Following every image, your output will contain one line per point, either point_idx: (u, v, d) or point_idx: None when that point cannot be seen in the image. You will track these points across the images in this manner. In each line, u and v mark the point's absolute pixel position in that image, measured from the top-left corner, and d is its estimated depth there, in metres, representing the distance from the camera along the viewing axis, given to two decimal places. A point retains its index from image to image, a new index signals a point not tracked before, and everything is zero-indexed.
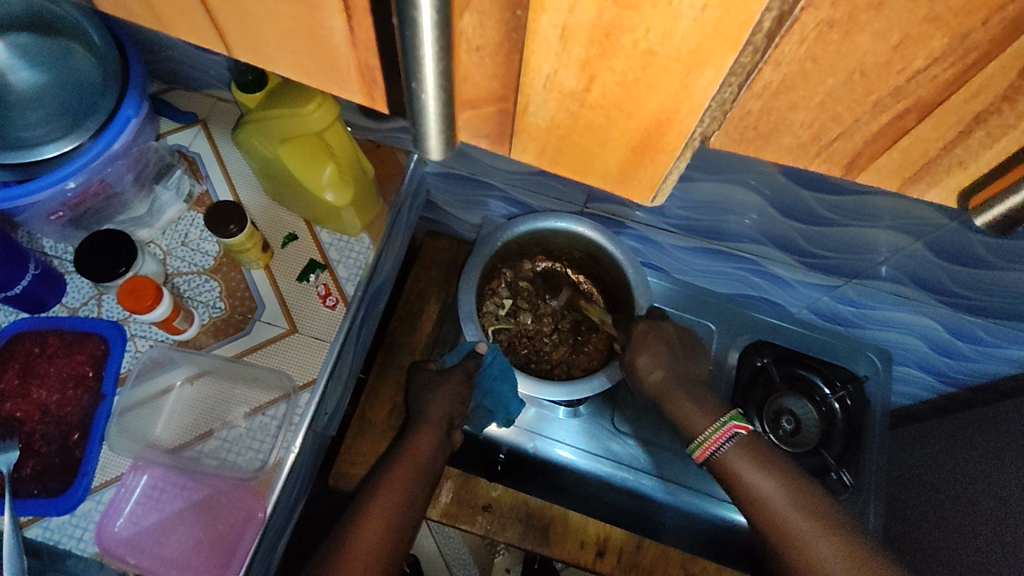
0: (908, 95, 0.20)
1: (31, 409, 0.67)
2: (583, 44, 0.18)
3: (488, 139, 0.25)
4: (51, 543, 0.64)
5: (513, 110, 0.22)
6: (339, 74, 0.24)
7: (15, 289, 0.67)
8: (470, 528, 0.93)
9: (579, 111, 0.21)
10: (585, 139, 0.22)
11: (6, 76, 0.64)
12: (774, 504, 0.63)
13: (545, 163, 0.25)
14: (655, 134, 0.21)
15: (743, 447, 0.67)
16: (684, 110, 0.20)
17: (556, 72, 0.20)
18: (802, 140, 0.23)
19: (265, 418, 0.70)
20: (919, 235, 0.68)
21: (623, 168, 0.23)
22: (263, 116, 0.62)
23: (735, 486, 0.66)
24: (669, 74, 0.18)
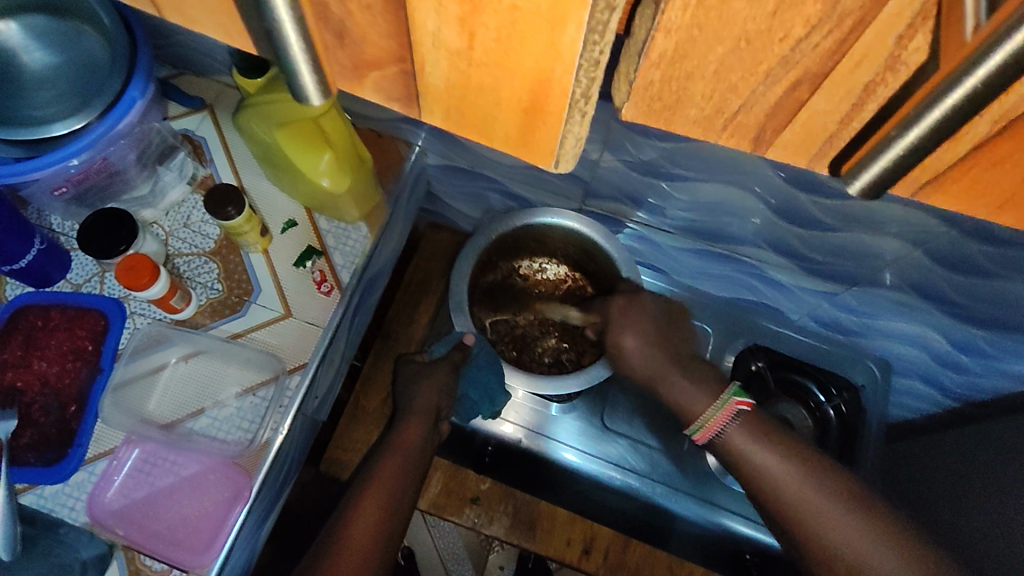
0: (796, 64, 0.20)
1: (31, 380, 0.69)
2: (456, 0, 0.19)
3: (400, 103, 0.25)
4: (45, 511, 0.66)
5: (412, 70, 0.23)
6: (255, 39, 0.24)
7: (22, 261, 0.69)
8: (458, 520, 0.92)
9: (468, 71, 0.22)
10: (481, 101, 0.23)
11: (21, 56, 0.66)
12: (782, 480, 0.55)
13: (453, 127, 0.25)
14: (539, 93, 0.22)
15: (748, 425, 0.59)
16: (558, 67, 0.20)
17: (439, 30, 0.20)
18: (706, 113, 0.23)
19: (257, 398, 0.71)
20: (918, 242, 0.67)
21: (519, 131, 0.24)
22: (265, 100, 0.64)
23: (739, 465, 0.58)
24: (535, 31, 0.19)
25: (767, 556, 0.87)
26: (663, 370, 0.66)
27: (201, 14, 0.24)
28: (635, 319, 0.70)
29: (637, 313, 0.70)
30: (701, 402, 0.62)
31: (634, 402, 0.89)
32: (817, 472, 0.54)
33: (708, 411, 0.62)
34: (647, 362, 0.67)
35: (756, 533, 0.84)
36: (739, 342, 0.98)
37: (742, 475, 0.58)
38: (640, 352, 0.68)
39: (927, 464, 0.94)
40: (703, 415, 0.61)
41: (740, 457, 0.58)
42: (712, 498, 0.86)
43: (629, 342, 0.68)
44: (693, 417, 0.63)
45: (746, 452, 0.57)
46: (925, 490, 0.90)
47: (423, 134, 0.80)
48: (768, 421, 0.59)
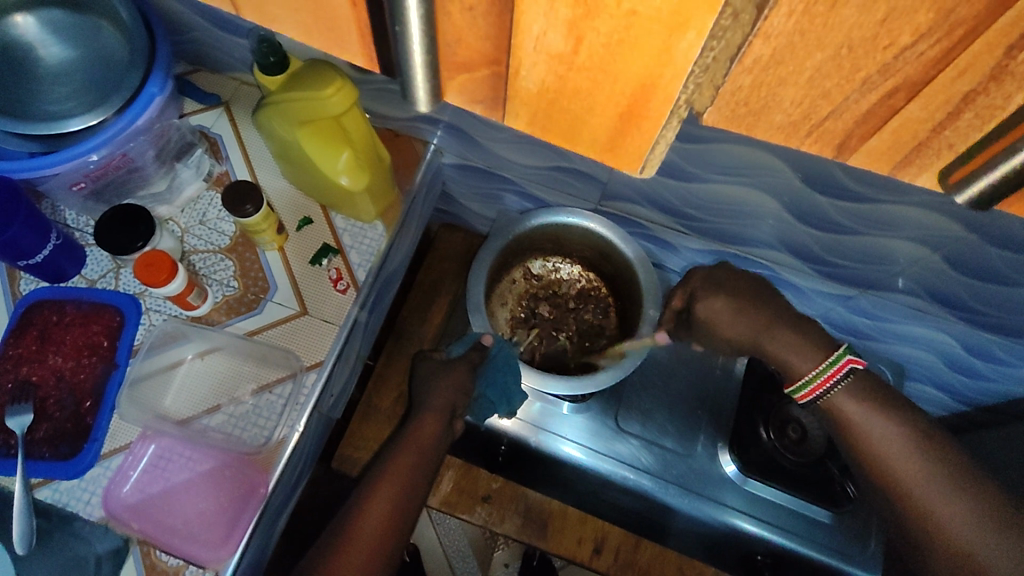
0: (897, 72, 0.24)
1: (47, 374, 0.69)
2: (569, 5, 0.22)
3: (483, 105, 0.30)
4: (60, 505, 0.66)
5: (506, 73, 0.27)
6: (341, 36, 0.29)
7: (37, 257, 0.68)
8: (469, 518, 0.94)
9: (566, 76, 0.25)
10: (573, 105, 0.27)
11: (37, 49, 0.66)
12: (894, 453, 0.56)
13: (537, 130, 0.29)
14: (639, 98, 0.25)
15: (859, 390, 0.59)
16: (667, 73, 0.23)
17: (544, 34, 0.24)
18: (793, 117, 0.27)
19: (273, 396, 0.71)
20: (938, 247, 0.67)
21: (608, 135, 0.28)
22: (288, 97, 0.64)
23: (845, 430, 0.59)
24: (649, 36, 0.22)
25: (780, 557, 0.87)
26: (759, 333, 0.63)
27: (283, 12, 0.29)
28: (722, 286, 0.65)
29: (730, 282, 0.65)
30: (810, 359, 0.61)
31: (646, 403, 0.89)
32: (923, 442, 0.56)
33: (812, 370, 0.61)
34: (739, 326, 0.64)
35: (764, 532, 0.85)
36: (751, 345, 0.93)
37: (847, 437, 0.59)
38: (730, 316, 0.64)
39: None
40: (808, 374, 0.61)
41: (846, 422, 0.59)
42: (721, 497, 0.86)
43: (718, 306, 0.64)
44: (798, 372, 0.62)
45: (854, 417, 0.58)
46: None
47: (440, 133, 0.80)
48: (879, 384, 0.59)
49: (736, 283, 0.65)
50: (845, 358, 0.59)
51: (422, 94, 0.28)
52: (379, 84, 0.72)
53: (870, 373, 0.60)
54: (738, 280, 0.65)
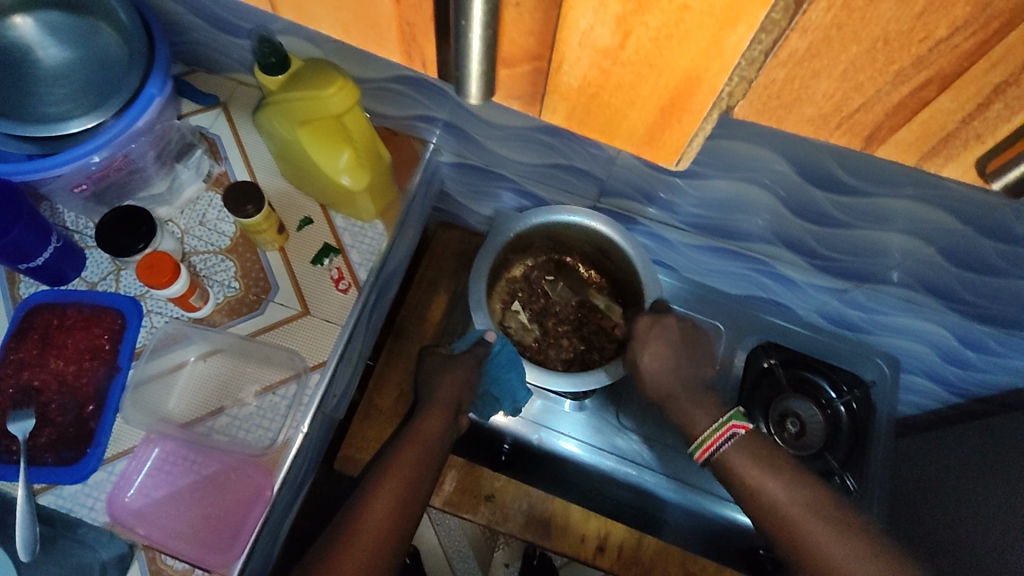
0: (930, 63, 0.27)
1: (49, 379, 0.69)
2: (622, 0, 0.22)
3: (520, 100, 0.29)
4: (64, 511, 0.65)
5: (547, 69, 0.26)
6: (380, 32, 0.29)
7: (38, 259, 0.68)
8: (473, 517, 0.93)
9: (610, 69, 0.25)
10: (614, 97, 0.26)
11: (36, 51, 0.66)
12: (785, 504, 0.58)
13: (573, 125, 0.29)
14: (684, 92, 0.25)
15: (744, 445, 0.63)
16: (713, 66, 0.23)
17: (593, 29, 0.23)
18: (823, 110, 0.29)
19: (277, 397, 0.71)
20: (931, 239, 0.68)
21: (648, 125, 0.27)
22: (291, 97, 0.64)
23: (736, 485, 0.62)
24: (700, 29, 0.22)
25: None
26: (674, 392, 0.70)
27: (320, 9, 0.28)
28: (656, 337, 0.72)
29: (660, 335, 0.72)
30: (703, 421, 0.66)
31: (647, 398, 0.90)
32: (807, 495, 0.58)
33: (705, 430, 0.66)
34: (665, 380, 0.70)
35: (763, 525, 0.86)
36: (751, 339, 0.97)
37: (744, 496, 0.61)
38: (657, 372, 0.71)
39: (935, 462, 0.95)
40: (702, 434, 0.65)
41: (739, 477, 0.62)
42: (718, 489, 0.86)
43: (648, 357, 0.71)
44: (694, 433, 0.67)
45: (742, 471, 0.61)
46: (936, 484, 0.91)
47: (438, 132, 0.80)
48: (766, 439, 0.63)
49: (669, 335, 0.72)
50: (732, 421, 0.64)
51: (476, 86, 0.27)
52: (378, 82, 0.72)
53: (755, 434, 0.64)
54: (665, 333, 0.72)
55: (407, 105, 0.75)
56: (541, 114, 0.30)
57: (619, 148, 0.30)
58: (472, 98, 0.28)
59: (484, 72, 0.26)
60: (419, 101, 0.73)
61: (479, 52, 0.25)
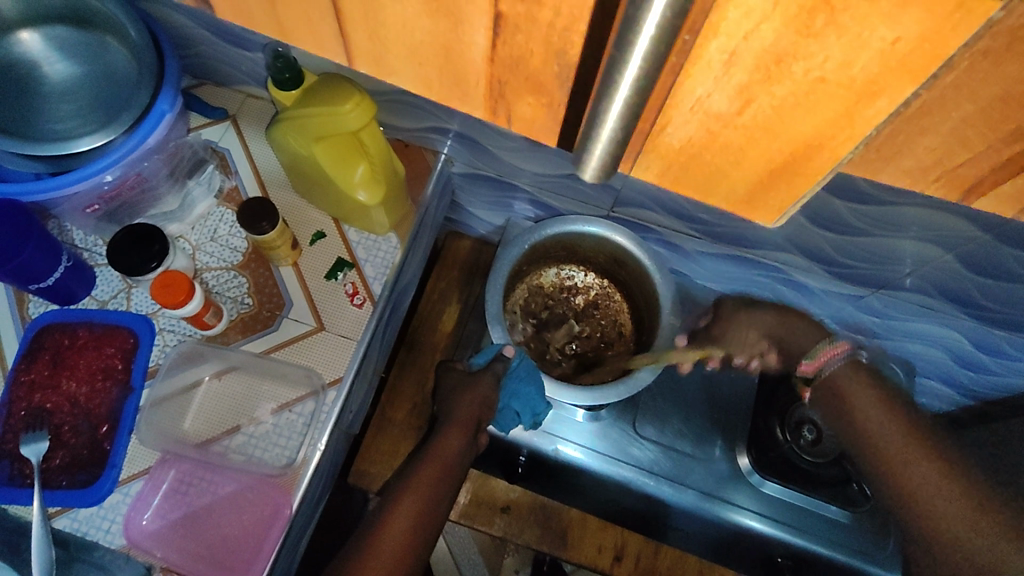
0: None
1: (61, 401, 0.68)
2: (750, 70, 0.27)
3: (625, 162, 0.36)
4: (79, 534, 0.64)
5: (648, 132, 0.33)
6: (464, 87, 0.35)
7: (48, 280, 0.67)
8: (488, 529, 0.93)
9: (718, 130, 0.31)
10: (717, 157, 0.33)
11: (42, 66, 0.65)
12: (877, 432, 0.55)
13: (664, 180, 0.37)
14: (800, 157, 0.31)
15: (858, 365, 0.58)
16: (841, 135, 0.29)
17: (710, 95, 0.29)
18: (928, 162, 0.41)
19: (293, 415, 0.70)
20: (949, 247, 0.68)
21: (751, 186, 0.35)
22: (305, 113, 0.63)
23: (835, 398, 0.59)
24: (829, 96, 0.27)
25: (801, 558, 0.87)
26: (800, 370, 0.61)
27: (409, 66, 0.35)
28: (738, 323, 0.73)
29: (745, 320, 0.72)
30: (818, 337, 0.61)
31: (662, 406, 0.90)
32: (914, 429, 0.54)
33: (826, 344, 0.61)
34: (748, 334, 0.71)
35: (780, 533, 0.85)
36: None
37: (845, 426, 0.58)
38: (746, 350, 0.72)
39: None
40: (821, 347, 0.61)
41: (838, 388, 0.59)
42: (733, 498, 0.86)
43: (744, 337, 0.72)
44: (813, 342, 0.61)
45: (846, 390, 0.58)
46: None
47: (450, 143, 0.79)
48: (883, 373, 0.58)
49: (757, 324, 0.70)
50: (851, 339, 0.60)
51: (593, 162, 0.31)
52: (391, 95, 0.71)
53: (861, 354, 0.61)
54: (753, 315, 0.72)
55: (421, 117, 0.75)
56: (633, 172, 0.37)
57: (715, 205, 0.38)
58: (588, 175, 0.32)
59: (608, 152, 0.30)
60: (434, 113, 0.72)
61: (617, 122, 0.28)
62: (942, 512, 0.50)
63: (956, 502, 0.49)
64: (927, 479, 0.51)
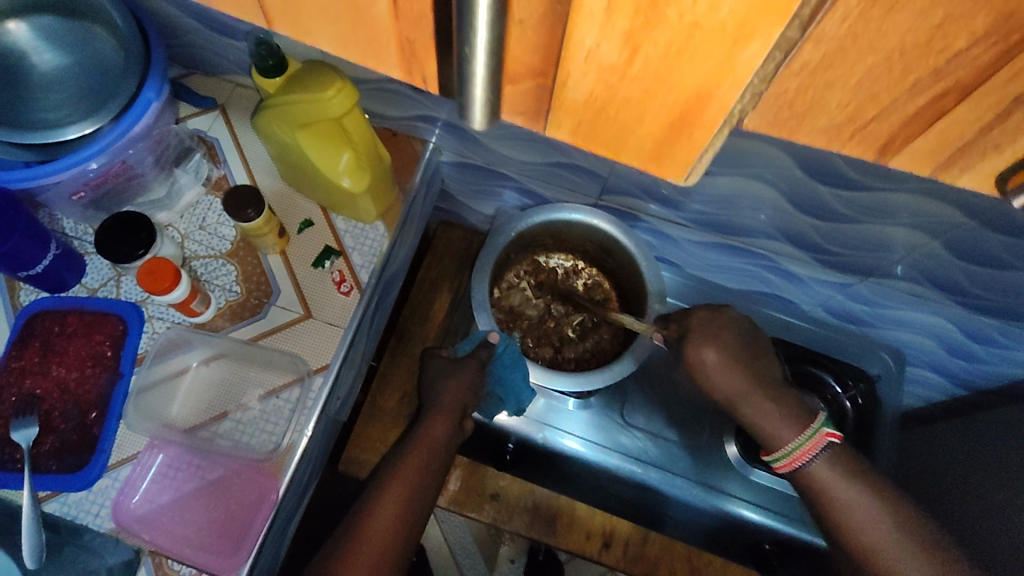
0: (947, 75, 0.25)
1: (51, 387, 0.68)
2: (628, 16, 0.21)
3: (524, 116, 0.29)
4: (69, 518, 0.65)
5: (551, 85, 0.26)
6: (378, 49, 0.28)
7: (37, 267, 0.68)
8: (478, 516, 0.95)
9: (617, 84, 0.24)
10: (620, 113, 0.26)
11: (31, 57, 0.65)
12: (856, 514, 0.57)
13: (578, 138, 0.29)
14: (694, 106, 0.24)
15: (835, 462, 0.59)
16: (724, 84, 0.23)
17: (598, 46, 0.23)
18: None
19: (280, 401, 0.71)
20: (936, 233, 0.68)
21: (656, 142, 0.27)
22: (289, 100, 0.63)
23: (823, 504, 0.59)
24: (713, 46, 0.21)
25: (788, 546, 0.87)
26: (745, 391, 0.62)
27: (318, 24, 0.27)
28: (716, 333, 0.64)
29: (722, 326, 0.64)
30: (789, 431, 0.61)
31: (651, 395, 0.90)
32: (876, 495, 0.58)
33: (792, 440, 0.61)
34: (733, 381, 0.62)
35: (768, 521, 0.85)
36: None
37: (822, 512, 0.59)
38: (720, 365, 0.62)
39: (941, 456, 0.94)
40: (791, 444, 0.60)
41: (821, 489, 0.59)
42: (723, 486, 0.86)
43: (710, 356, 0.62)
44: (777, 444, 0.62)
45: (831, 489, 0.59)
46: (938, 476, 0.91)
47: (438, 131, 0.80)
48: (861, 466, 0.59)
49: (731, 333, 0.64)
50: (824, 431, 0.59)
51: (479, 112, 0.28)
52: (376, 83, 0.71)
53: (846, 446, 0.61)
54: (728, 333, 0.64)
55: (407, 105, 0.75)
56: (545, 130, 0.29)
57: (625, 161, 0.30)
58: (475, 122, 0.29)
59: (489, 96, 0.26)
60: (420, 101, 0.73)
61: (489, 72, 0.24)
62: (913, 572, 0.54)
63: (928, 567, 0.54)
64: (884, 536, 0.56)
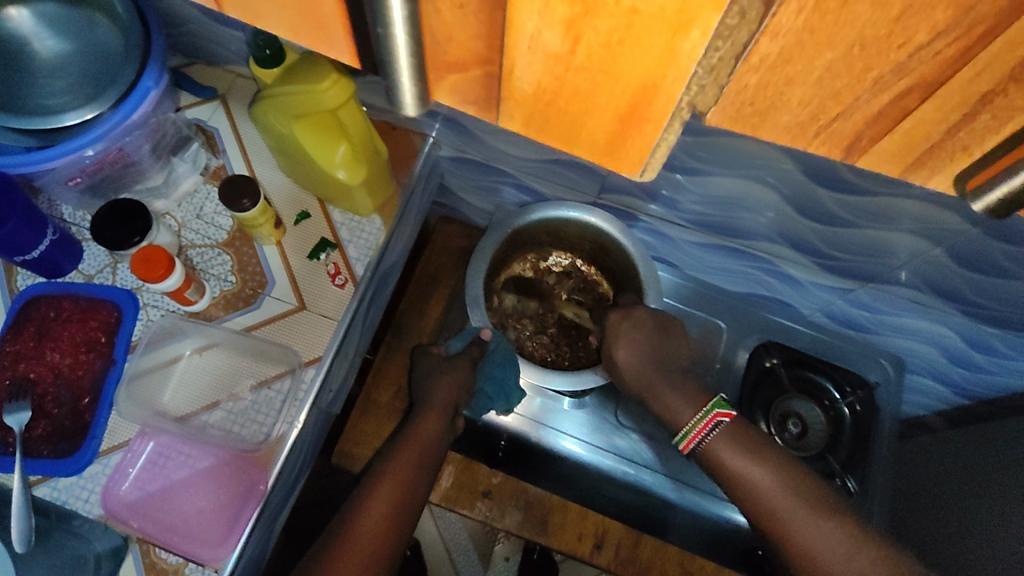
0: (913, 72, 0.21)
1: (45, 371, 0.69)
2: (567, 3, 0.20)
3: (476, 105, 0.27)
4: (60, 503, 0.66)
5: (498, 72, 0.24)
6: (326, 31, 0.25)
7: (34, 251, 0.68)
8: (470, 513, 0.93)
9: (564, 76, 0.23)
10: (570, 105, 0.24)
11: (33, 43, 0.65)
12: (761, 486, 0.61)
13: (532, 131, 0.27)
14: (641, 98, 0.23)
15: (729, 436, 0.64)
16: (670, 74, 0.21)
17: (540, 32, 0.21)
18: None
19: (272, 391, 0.71)
20: (937, 239, 0.66)
21: (609, 136, 0.26)
22: (284, 91, 0.63)
23: (723, 475, 0.63)
24: (653, 36, 0.20)
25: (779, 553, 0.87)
26: (652, 380, 0.71)
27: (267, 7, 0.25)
28: (629, 329, 0.73)
29: (629, 325, 0.73)
30: (688, 411, 0.68)
31: None
32: (780, 469, 0.61)
33: (689, 422, 0.67)
34: (634, 369, 0.72)
35: None
36: (754, 338, 0.97)
37: (726, 483, 0.63)
38: (631, 362, 0.72)
39: (941, 466, 0.92)
40: (688, 424, 0.67)
41: (724, 465, 0.64)
42: (716, 491, 0.86)
43: (623, 353, 0.73)
44: (679, 426, 0.68)
45: (725, 460, 0.63)
46: (937, 488, 0.90)
47: (437, 125, 0.79)
48: (761, 441, 0.64)
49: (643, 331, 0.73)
50: (713, 411, 0.66)
51: (408, 96, 0.26)
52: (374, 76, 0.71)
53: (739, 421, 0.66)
54: (636, 326, 0.73)
55: None
56: (498, 121, 0.27)
57: (580, 156, 0.28)
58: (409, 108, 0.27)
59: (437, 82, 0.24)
60: None
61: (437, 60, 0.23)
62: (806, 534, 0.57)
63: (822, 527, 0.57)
64: (786, 502, 0.59)
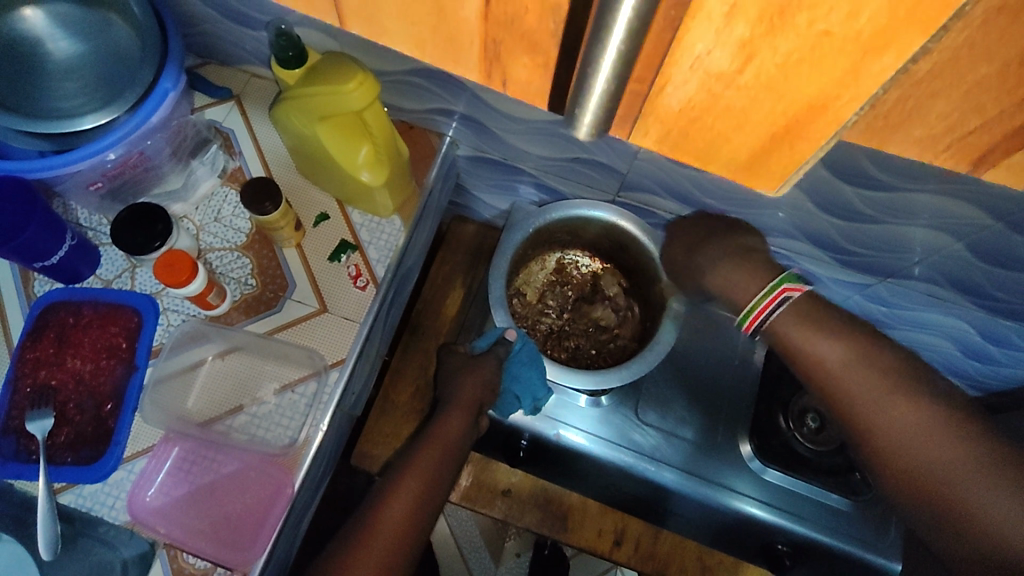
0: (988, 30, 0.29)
1: (66, 378, 0.68)
2: None
3: None
4: (84, 510, 0.65)
5: None
6: None
7: (53, 258, 0.67)
8: (489, 512, 0.95)
9: None
10: None
11: (47, 43, 0.64)
12: (844, 374, 0.50)
13: None
14: None
15: (801, 315, 0.53)
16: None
17: None
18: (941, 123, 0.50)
19: (296, 395, 0.70)
20: (959, 235, 0.67)
21: (751, 154, 0.46)
22: (307, 92, 0.62)
23: (794, 357, 0.53)
24: None
25: (800, 546, 0.87)
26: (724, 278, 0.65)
27: None
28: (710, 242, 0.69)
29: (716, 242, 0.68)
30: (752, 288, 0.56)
31: (665, 392, 0.90)
32: (877, 356, 0.50)
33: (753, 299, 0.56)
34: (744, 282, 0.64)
35: (777, 519, 0.85)
36: None
37: (802, 369, 0.53)
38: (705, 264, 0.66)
39: None
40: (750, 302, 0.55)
41: (789, 342, 0.53)
42: (733, 484, 0.86)
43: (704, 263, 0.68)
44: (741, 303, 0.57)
45: (801, 345, 0.52)
46: None
47: (454, 124, 0.79)
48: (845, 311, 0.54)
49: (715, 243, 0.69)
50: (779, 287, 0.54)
51: None
52: (396, 76, 0.71)
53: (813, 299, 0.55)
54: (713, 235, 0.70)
55: (426, 98, 0.74)
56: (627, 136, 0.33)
57: None
58: None
59: None
60: (437, 94, 0.72)
61: None
62: (889, 416, 0.49)
63: (909, 409, 0.48)
64: (883, 399, 0.49)
